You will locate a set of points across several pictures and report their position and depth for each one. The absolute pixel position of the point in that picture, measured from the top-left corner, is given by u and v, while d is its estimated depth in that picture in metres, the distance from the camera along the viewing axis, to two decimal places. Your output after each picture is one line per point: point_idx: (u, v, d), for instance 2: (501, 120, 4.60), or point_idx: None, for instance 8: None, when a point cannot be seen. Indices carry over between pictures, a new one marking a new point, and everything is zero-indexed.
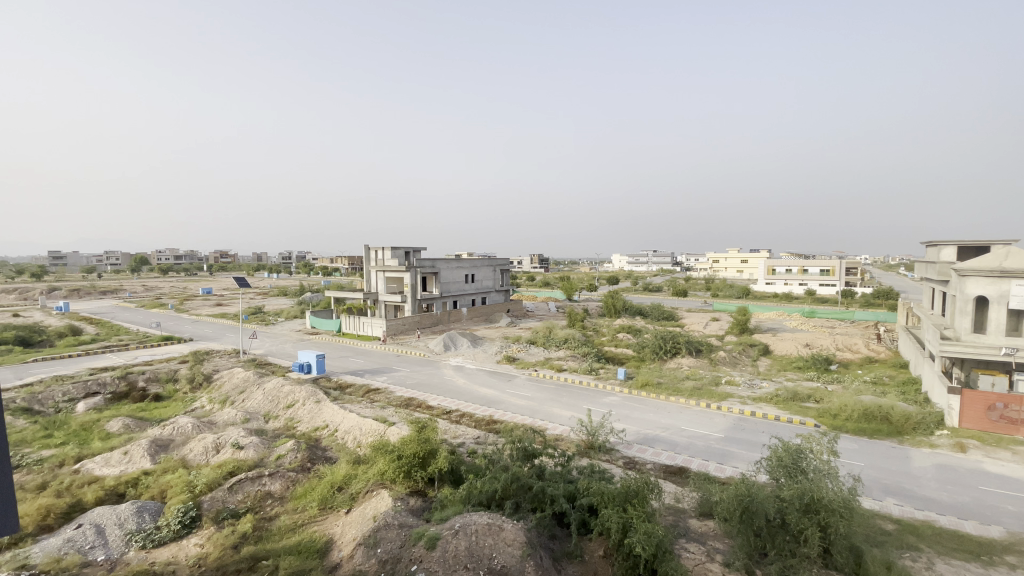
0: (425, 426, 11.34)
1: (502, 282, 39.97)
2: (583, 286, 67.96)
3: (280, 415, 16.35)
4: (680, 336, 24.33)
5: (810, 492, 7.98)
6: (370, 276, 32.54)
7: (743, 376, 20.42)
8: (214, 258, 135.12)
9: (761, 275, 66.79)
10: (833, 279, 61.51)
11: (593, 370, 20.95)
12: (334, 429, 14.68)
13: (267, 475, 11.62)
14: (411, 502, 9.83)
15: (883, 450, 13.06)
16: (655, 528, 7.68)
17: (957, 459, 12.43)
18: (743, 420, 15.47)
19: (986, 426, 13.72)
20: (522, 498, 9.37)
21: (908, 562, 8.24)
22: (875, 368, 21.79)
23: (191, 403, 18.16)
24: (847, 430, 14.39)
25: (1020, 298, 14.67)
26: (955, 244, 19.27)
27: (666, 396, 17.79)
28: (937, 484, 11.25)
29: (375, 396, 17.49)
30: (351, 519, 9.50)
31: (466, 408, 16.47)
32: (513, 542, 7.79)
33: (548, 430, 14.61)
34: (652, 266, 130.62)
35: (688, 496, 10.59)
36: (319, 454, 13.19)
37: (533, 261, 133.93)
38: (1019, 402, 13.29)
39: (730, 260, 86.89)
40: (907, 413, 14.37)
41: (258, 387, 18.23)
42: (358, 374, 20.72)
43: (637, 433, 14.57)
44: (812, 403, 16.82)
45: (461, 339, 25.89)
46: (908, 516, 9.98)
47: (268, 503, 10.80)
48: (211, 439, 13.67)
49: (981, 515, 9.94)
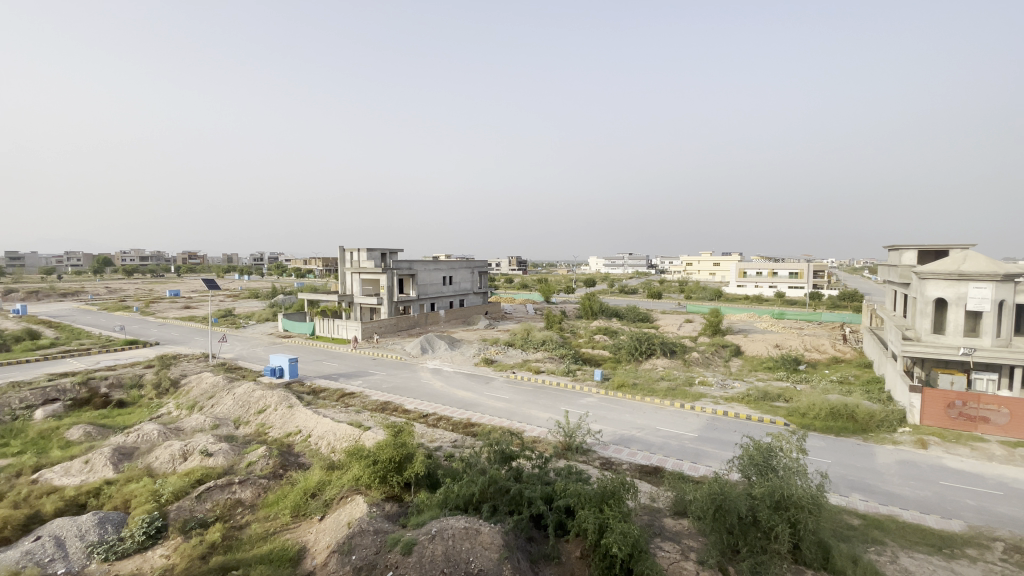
0: (401, 430, 11.21)
1: (480, 284, 39.95)
2: (562, 288, 68.75)
3: (251, 421, 15.95)
4: (654, 337, 24.71)
5: (780, 490, 8.16)
6: (346, 277, 32.12)
7: (715, 377, 20.84)
8: (182, 258, 131.23)
9: (732, 277, 68.42)
10: (801, 280, 63.37)
11: (570, 371, 21.07)
12: (308, 434, 14.37)
13: (238, 483, 11.30)
14: (387, 507, 9.70)
15: (849, 448, 13.47)
16: (631, 528, 7.74)
17: (919, 455, 12.91)
18: (715, 420, 15.75)
19: (946, 423, 14.31)
20: (499, 501, 9.33)
21: (874, 556, 8.50)
22: (842, 368, 22.50)
23: (157, 410, 17.53)
24: (815, 429, 14.81)
25: (976, 299, 15.34)
26: (916, 248, 20.06)
27: (641, 396, 18.01)
28: (901, 480, 11.67)
29: (350, 400, 17.21)
30: (325, 526, 9.31)
31: (443, 411, 16.33)
32: (491, 545, 7.73)
33: (525, 432, 14.63)
34: (628, 268, 132.45)
35: (663, 495, 10.73)
36: (291, 460, 12.91)
37: (511, 262, 134.40)
38: (977, 399, 13.85)
39: (703, 263, 88.71)
40: (872, 411, 14.87)
41: (228, 393, 17.72)
42: (332, 378, 20.34)
43: (613, 434, 14.70)
44: (782, 402, 17.25)
45: (439, 341, 25.69)
46: (874, 511, 10.31)
47: (238, 511, 10.49)
48: (178, 446, 13.22)
49: (941, 509, 10.34)
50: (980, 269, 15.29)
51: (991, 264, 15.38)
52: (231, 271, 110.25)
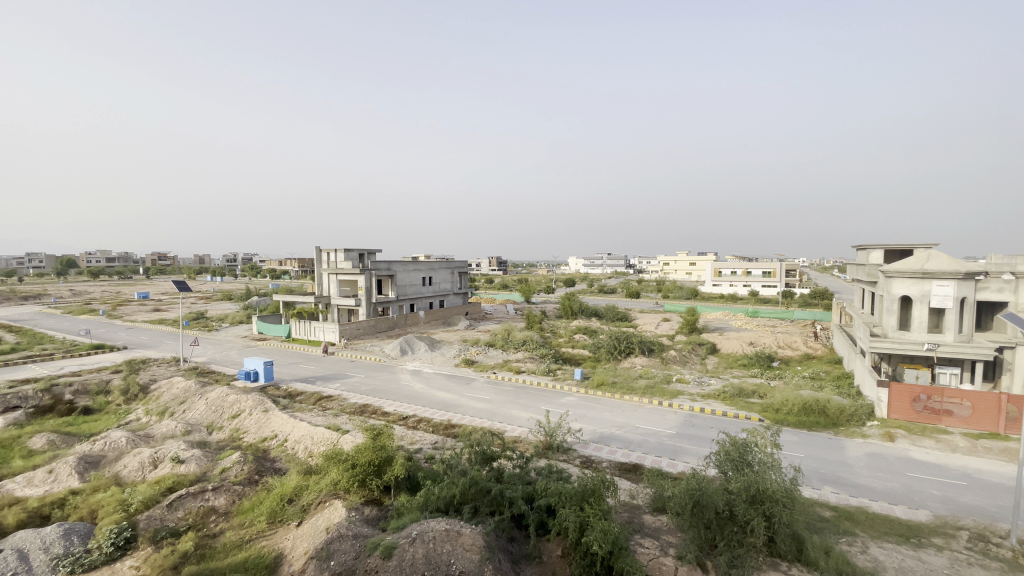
0: (380, 432, 11.07)
1: (460, 285, 39.77)
2: (541, 288, 69.02)
3: (225, 426, 15.54)
4: (633, 336, 24.99)
5: (756, 484, 8.34)
6: (323, 278, 31.67)
7: (692, 374, 21.19)
8: (152, 260, 127.12)
9: (708, 277, 69.71)
10: (774, 280, 64.98)
11: (551, 371, 21.15)
12: (284, 439, 14.09)
13: (211, 490, 10.99)
14: (366, 511, 9.57)
15: (821, 442, 13.85)
16: (611, 525, 7.80)
17: (886, 448, 13.37)
18: (693, 417, 16.02)
19: (911, 416, 14.85)
20: (480, 502, 9.29)
21: (845, 547, 8.76)
22: (813, 364, 23.13)
23: (125, 417, 16.94)
24: (788, 423, 15.18)
25: (939, 297, 15.93)
26: (883, 248, 20.71)
27: (620, 395, 18.18)
28: (870, 472, 12.06)
29: (327, 404, 16.93)
30: (302, 532, 9.13)
31: (423, 413, 16.21)
32: (472, 546, 7.71)
33: (506, 432, 14.62)
34: (607, 269, 133.70)
35: (642, 492, 10.84)
36: (267, 466, 12.64)
37: (491, 263, 134.31)
38: (940, 393, 14.43)
39: (680, 263, 90.06)
40: (842, 406, 15.31)
41: (201, 398, 17.23)
42: (309, 381, 19.97)
43: (594, 433, 14.80)
44: (756, 399, 17.62)
45: (418, 342, 25.47)
46: (844, 503, 10.62)
47: (212, 519, 10.20)
48: (148, 453, 12.79)
49: (908, 500, 10.70)
50: (942, 268, 15.90)
51: (953, 263, 15.98)
52: (203, 272, 107.46)
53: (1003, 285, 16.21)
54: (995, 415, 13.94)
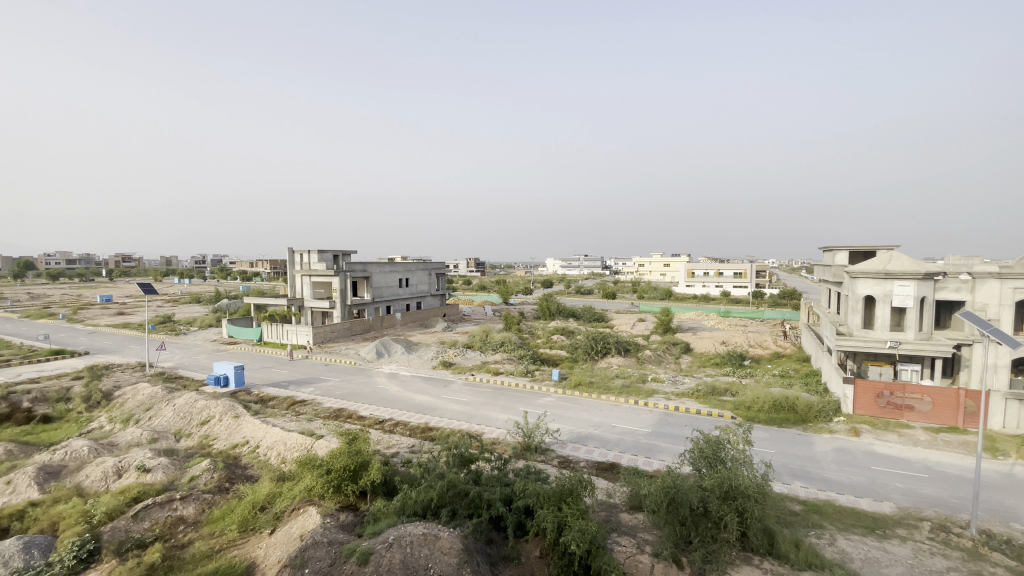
0: (356, 436, 10.91)
1: (438, 287, 39.50)
2: (519, 289, 69.16)
3: (194, 433, 15.07)
4: (609, 337, 25.25)
5: (729, 480, 8.51)
6: (296, 280, 31.07)
7: (667, 373, 21.54)
8: (117, 261, 122.35)
9: (681, 277, 71.04)
10: (745, 281, 66.67)
11: (529, 372, 21.20)
12: (256, 445, 13.74)
13: (179, 499, 10.64)
14: (341, 517, 9.40)
15: (791, 438, 14.23)
16: (589, 524, 7.86)
17: (853, 443, 13.82)
18: (668, 415, 16.26)
19: (875, 412, 15.40)
20: (458, 504, 9.23)
21: (814, 540, 9.02)
22: (783, 362, 23.78)
23: (88, 425, 16.25)
24: (759, 420, 15.56)
25: (901, 297, 16.57)
26: (847, 249, 21.42)
27: (597, 394, 18.36)
28: (837, 466, 12.45)
29: (301, 409, 16.58)
30: (275, 540, 8.91)
31: (400, 416, 16.03)
32: (450, 550, 7.64)
33: (485, 434, 14.58)
34: (584, 270, 134.86)
35: (619, 491, 10.95)
36: (238, 473, 12.31)
37: (469, 264, 133.96)
38: (902, 389, 14.99)
39: (654, 263, 91.41)
40: (810, 403, 15.75)
41: (168, 404, 16.66)
42: (282, 386, 19.53)
43: (571, 433, 14.88)
44: (728, 396, 18.00)
45: (395, 344, 25.19)
46: (813, 496, 10.93)
47: (180, 529, 9.87)
48: (111, 462, 12.29)
49: (874, 493, 11.09)
50: (903, 269, 16.51)
51: (913, 264, 16.63)
52: (171, 274, 104.14)
53: (960, 285, 16.88)
54: (953, 409, 14.55)
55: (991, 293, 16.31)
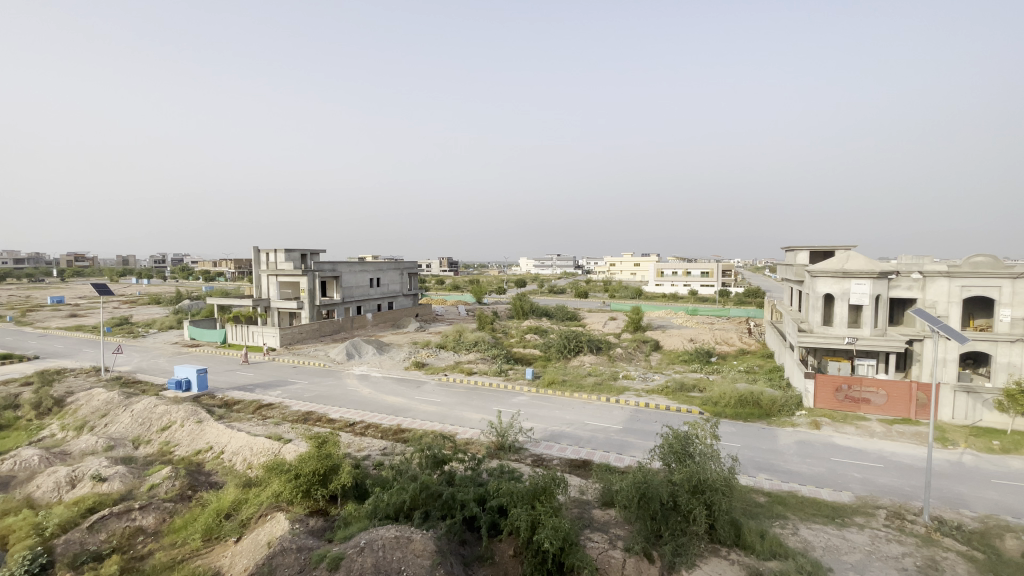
0: (326, 440, 10.67)
1: (410, 286, 39.09)
2: (491, 289, 69.06)
3: (153, 439, 14.47)
4: (581, 335, 25.50)
5: (698, 474, 8.73)
6: (262, 280, 30.22)
7: (638, 371, 21.91)
8: (70, 260, 116.31)
9: (652, 277, 72.35)
10: (713, 280, 68.45)
11: (502, 371, 21.20)
12: (220, 451, 13.31)
13: (138, 509, 10.19)
14: (311, 523, 9.21)
15: (755, 432, 14.68)
16: (562, 522, 7.92)
17: (814, 435, 14.35)
18: (638, 412, 16.54)
19: (834, 405, 16.05)
20: (431, 506, 9.13)
21: (778, 530, 9.33)
22: (748, 359, 24.55)
23: (37, 433, 15.41)
24: (725, 415, 16.00)
25: (857, 294, 17.28)
26: (808, 249, 22.21)
27: (570, 392, 18.52)
28: (799, 458, 12.92)
29: (268, 413, 16.12)
30: (241, 548, 8.65)
31: (372, 418, 15.77)
32: (423, 552, 7.58)
33: (458, 434, 14.50)
34: (557, 269, 135.80)
35: (591, 488, 11.08)
36: (202, 480, 11.89)
37: (442, 264, 133.06)
38: (859, 382, 15.68)
39: (625, 263, 92.84)
40: (774, 398, 16.29)
41: (125, 410, 15.94)
42: (248, 389, 18.95)
43: (545, 431, 14.95)
44: (696, 392, 18.45)
45: (367, 345, 24.78)
46: (777, 488, 11.30)
47: (139, 541, 9.46)
48: (64, 472, 11.68)
49: (833, 483, 11.56)
50: (860, 268, 17.22)
51: (868, 263, 17.37)
52: (128, 274, 99.68)
53: (912, 283, 17.85)
54: (906, 401, 15.30)
55: (940, 291, 17.03)
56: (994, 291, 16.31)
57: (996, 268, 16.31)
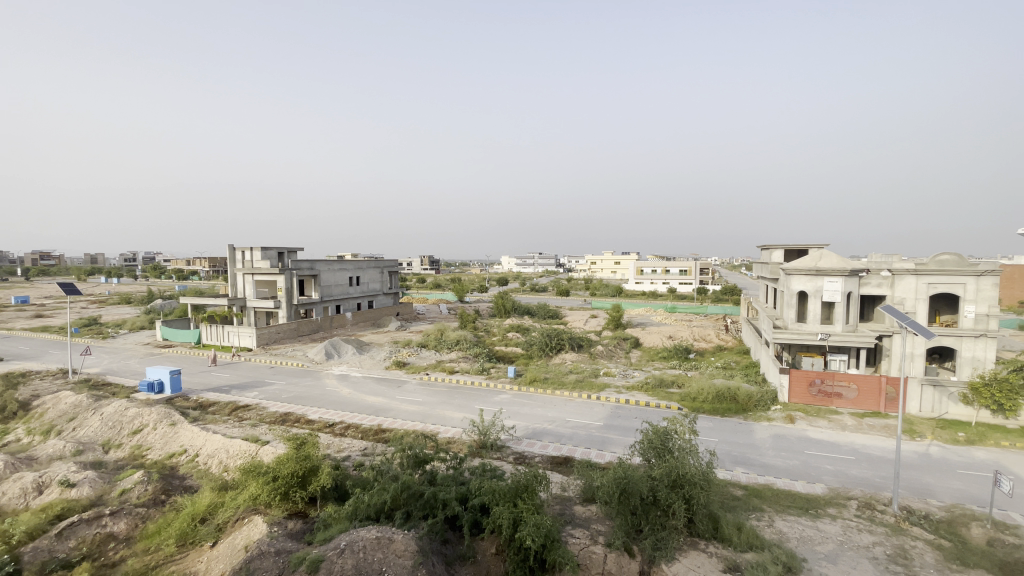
0: (304, 441, 10.50)
1: (391, 285, 38.75)
2: (473, 288, 68.96)
3: (124, 443, 14.04)
4: (563, 333, 25.64)
5: (676, 469, 8.88)
6: (237, 279, 29.59)
7: (618, 368, 22.16)
8: (35, 258, 111.94)
9: (632, 275, 73.10)
10: (690, 278, 69.52)
11: (484, 370, 21.18)
12: (195, 454, 12.99)
13: (109, 515, 9.89)
14: (290, 525, 9.08)
15: (732, 427, 14.98)
16: (544, 519, 7.96)
17: (788, 429, 14.71)
18: (619, 408, 16.72)
19: (808, 400, 16.47)
20: (413, 506, 9.08)
21: (754, 522, 9.55)
22: (725, 355, 25.02)
23: (1, 438, 14.82)
24: (703, 411, 16.29)
25: (830, 292, 17.75)
26: (783, 247, 22.71)
27: (551, 390, 18.62)
28: (774, 451, 13.23)
29: (244, 414, 15.81)
30: (218, 552, 8.46)
31: (352, 419, 15.60)
32: (404, 552, 7.53)
33: (440, 434, 14.43)
34: (538, 267, 136.34)
35: (573, 484, 11.16)
36: (176, 484, 11.60)
37: (424, 262, 132.15)
38: (831, 377, 16.12)
39: (606, 261, 93.59)
40: (750, 393, 16.64)
41: (95, 413, 15.44)
42: (224, 390, 18.55)
43: (526, 429, 14.99)
44: (675, 388, 18.74)
45: (346, 345, 24.47)
46: (753, 481, 11.56)
47: (110, 547, 9.18)
48: (30, 478, 11.26)
49: (806, 476, 11.87)
50: (832, 266, 17.68)
51: (840, 261, 17.86)
52: (97, 272, 96.38)
53: (881, 280, 18.50)
54: (875, 395, 15.79)
55: (908, 288, 17.69)
56: (959, 288, 16.93)
57: (960, 265, 16.89)
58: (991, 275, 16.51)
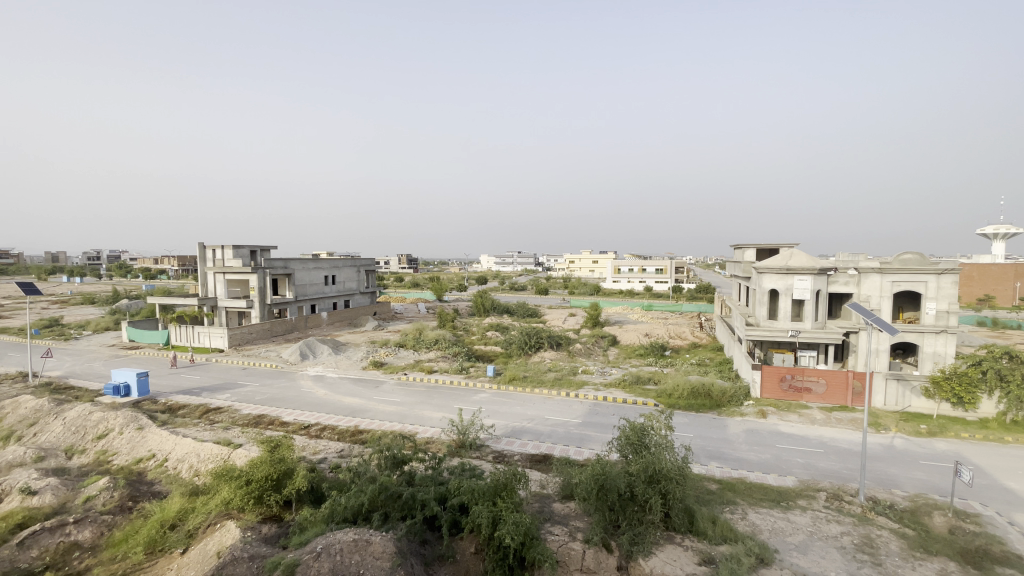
0: (279, 443, 10.29)
1: (368, 284, 38.30)
2: (452, 287, 68.62)
3: (89, 448, 13.54)
4: (541, 331, 25.76)
5: (653, 465, 9.02)
6: (208, 278, 28.82)
7: (596, 365, 22.38)
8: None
9: (609, 274, 73.87)
10: (667, 277, 70.61)
11: (463, 369, 21.12)
12: (164, 458, 12.60)
13: (73, 523, 9.52)
14: (264, 530, 8.90)
15: (707, 422, 15.30)
16: (523, 517, 7.98)
17: (761, 424, 15.10)
18: (597, 405, 16.90)
19: (779, 395, 16.91)
20: (390, 507, 8.98)
21: (728, 515, 9.77)
22: (700, 352, 25.53)
23: None
24: (679, 407, 16.59)
25: (800, 290, 18.26)
26: (755, 246, 23.26)
27: (530, 388, 18.69)
28: (747, 446, 13.56)
29: (216, 417, 15.41)
30: (188, 559, 8.22)
31: (328, 420, 15.37)
32: (383, 554, 7.45)
33: (418, 434, 14.34)
34: (518, 266, 136.60)
35: (552, 481, 11.24)
36: (144, 490, 11.23)
37: (402, 260, 130.83)
38: (801, 373, 16.59)
39: (584, 260, 94.30)
40: (724, 389, 17.01)
41: (57, 417, 14.83)
42: (194, 393, 18.06)
43: (506, 428, 15.01)
44: (652, 385, 19.03)
45: (322, 345, 24.09)
46: (727, 475, 11.82)
47: (75, 557, 8.85)
48: None
49: (778, 468, 12.20)
50: (802, 265, 18.21)
51: (809, 260, 18.41)
52: (58, 271, 92.41)
53: (848, 279, 19.11)
54: (843, 389, 16.32)
55: (874, 287, 18.29)
56: (921, 286, 17.62)
57: (923, 264, 17.56)
58: (950, 274, 17.22)
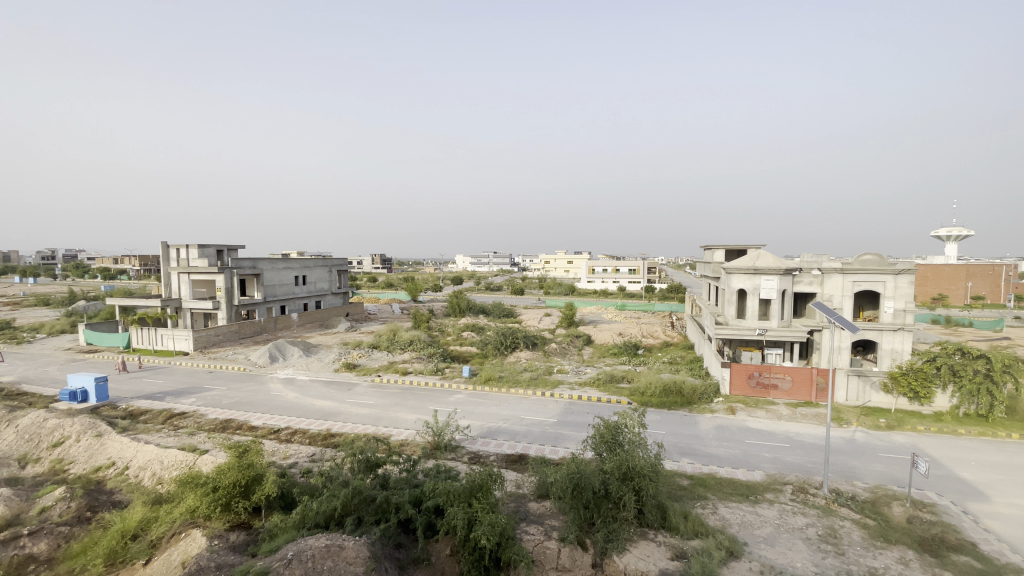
0: (247, 449, 9.99)
1: (340, 284, 37.64)
2: (427, 287, 68.04)
3: (44, 457, 12.88)
4: (517, 331, 25.83)
5: (627, 462, 9.14)
6: (171, 279, 27.82)
7: (571, 365, 22.56)
8: None
9: (584, 274, 74.52)
10: (639, 277, 71.72)
11: (438, 369, 20.99)
12: (125, 466, 12.11)
13: (27, 536, 9.07)
14: (231, 538, 8.65)
15: (679, 419, 15.62)
16: (498, 517, 7.98)
17: (730, 420, 15.50)
18: (571, 404, 17.04)
19: (747, 391, 17.41)
20: (364, 511, 8.84)
21: (700, 510, 9.98)
22: (671, 350, 26.00)
23: None
24: (651, 404, 16.87)
25: (767, 289, 18.82)
26: (723, 247, 23.83)
27: (505, 388, 18.70)
28: (717, 441, 13.92)
29: (181, 422, 14.88)
30: (151, 570, 7.93)
31: (299, 424, 15.02)
32: (356, 559, 7.33)
33: (392, 436, 14.15)
34: (493, 266, 136.55)
35: (527, 481, 11.27)
36: (103, 500, 10.76)
37: (376, 260, 129.08)
38: (768, 370, 17.11)
39: (559, 260, 94.94)
40: (694, 386, 17.40)
41: (7, 426, 14.06)
42: (158, 397, 17.41)
43: (481, 428, 14.97)
44: (625, 383, 19.30)
45: (293, 347, 23.58)
46: (698, 471, 12.08)
47: (30, 570, 8.42)
48: None
49: (746, 463, 12.56)
50: (768, 265, 18.76)
51: (775, 260, 19.00)
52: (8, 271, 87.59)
53: (812, 279, 19.79)
54: (807, 385, 16.92)
55: (836, 286, 19.03)
56: (879, 286, 18.41)
57: (881, 265, 18.36)
58: (906, 274, 18.07)
